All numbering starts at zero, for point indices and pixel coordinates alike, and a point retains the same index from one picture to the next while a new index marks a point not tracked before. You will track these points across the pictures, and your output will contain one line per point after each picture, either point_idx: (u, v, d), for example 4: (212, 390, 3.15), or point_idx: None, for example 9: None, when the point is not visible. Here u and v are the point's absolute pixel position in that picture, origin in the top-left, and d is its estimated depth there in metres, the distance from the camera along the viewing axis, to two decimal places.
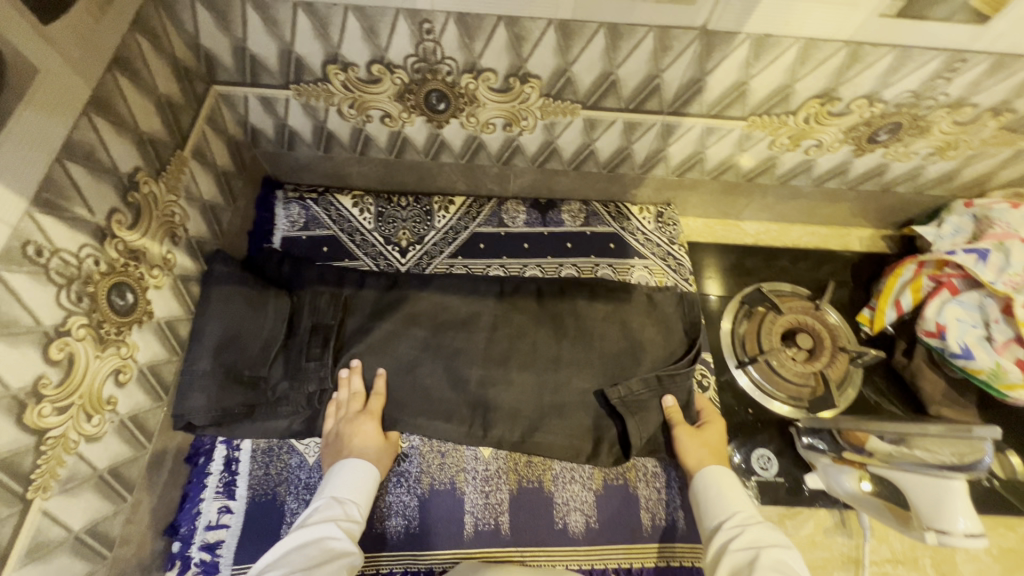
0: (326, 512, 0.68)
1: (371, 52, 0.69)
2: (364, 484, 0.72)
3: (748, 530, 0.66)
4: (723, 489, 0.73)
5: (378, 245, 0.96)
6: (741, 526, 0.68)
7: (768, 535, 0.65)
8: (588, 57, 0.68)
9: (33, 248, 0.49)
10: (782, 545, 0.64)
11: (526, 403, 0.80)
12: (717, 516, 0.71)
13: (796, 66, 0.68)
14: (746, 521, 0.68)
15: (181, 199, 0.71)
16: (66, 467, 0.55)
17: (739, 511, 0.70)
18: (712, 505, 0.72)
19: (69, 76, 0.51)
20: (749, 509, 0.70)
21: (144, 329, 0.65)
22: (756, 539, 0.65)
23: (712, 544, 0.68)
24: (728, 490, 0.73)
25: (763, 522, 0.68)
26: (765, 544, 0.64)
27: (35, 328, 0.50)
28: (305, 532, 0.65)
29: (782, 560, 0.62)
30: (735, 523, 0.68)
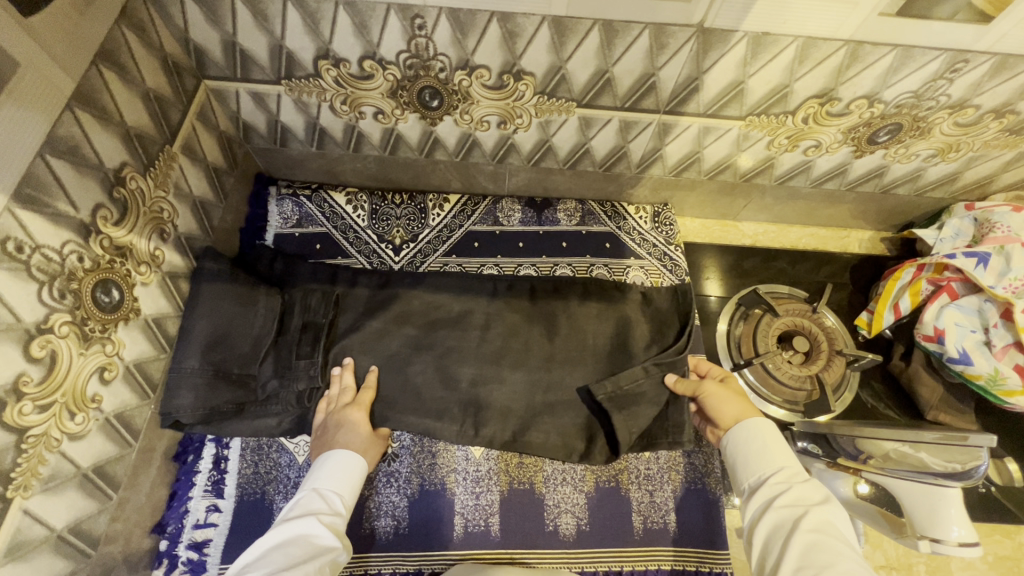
0: (308, 505, 0.67)
1: (363, 48, 0.68)
2: (349, 477, 0.71)
3: (793, 488, 0.62)
4: (767, 442, 0.68)
5: (371, 243, 0.95)
6: (786, 482, 0.63)
7: (815, 493, 0.60)
8: (582, 54, 0.67)
9: (13, 244, 0.48)
10: (831, 503, 0.59)
11: (518, 404, 0.79)
12: (759, 470, 0.66)
13: (795, 65, 0.66)
14: (792, 477, 0.63)
15: (170, 195, 0.71)
16: (48, 465, 0.54)
17: (783, 465, 0.65)
18: (753, 458, 0.67)
19: (51, 70, 0.50)
20: (796, 463, 0.65)
21: (131, 326, 0.65)
22: (801, 497, 0.60)
23: (753, 500, 0.64)
24: (773, 442, 0.68)
25: (810, 479, 0.63)
26: (810, 502, 0.60)
27: (15, 325, 0.49)
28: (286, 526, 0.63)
29: (830, 519, 0.58)
30: (781, 479, 0.63)
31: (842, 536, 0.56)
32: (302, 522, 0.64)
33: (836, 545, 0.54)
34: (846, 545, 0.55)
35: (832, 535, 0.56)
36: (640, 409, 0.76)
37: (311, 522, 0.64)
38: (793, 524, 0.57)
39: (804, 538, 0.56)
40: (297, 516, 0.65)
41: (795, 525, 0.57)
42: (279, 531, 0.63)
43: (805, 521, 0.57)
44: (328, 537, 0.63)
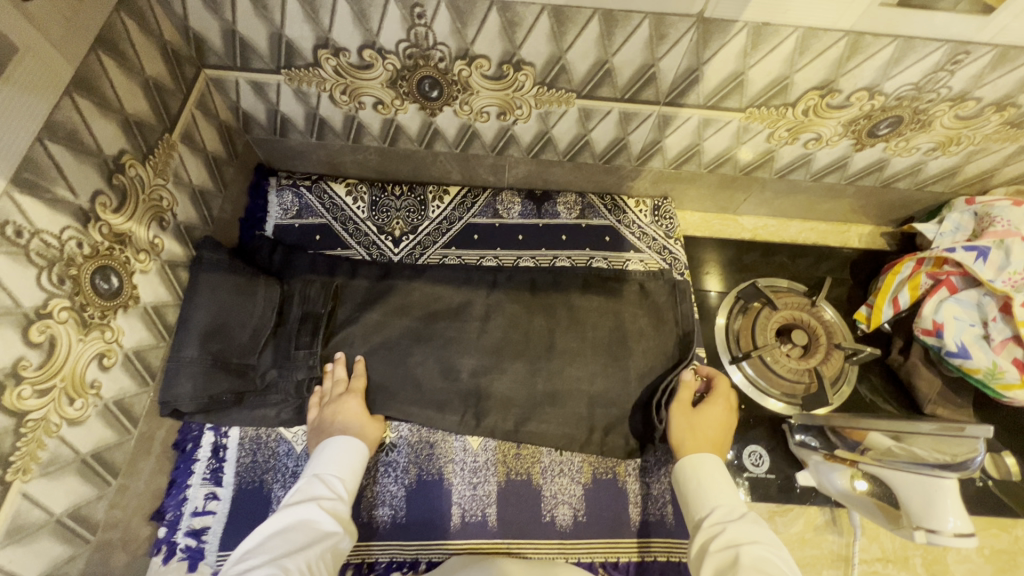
0: (309, 491, 0.67)
1: (363, 37, 0.68)
2: (353, 462, 0.71)
3: (729, 527, 0.62)
4: (705, 480, 0.68)
5: (371, 234, 0.95)
6: (724, 522, 0.63)
7: (750, 532, 0.61)
8: (582, 44, 0.67)
9: (12, 229, 0.49)
10: (766, 542, 0.59)
11: (518, 393, 0.80)
12: (700, 510, 0.66)
13: (795, 56, 0.66)
14: (728, 516, 0.63)
15: (170, 183, 0.71)
16: (47, 450, 0.54)
17: (721, 505, 0.65)
18: (693, 501, 0.67)
19: (49, 55, 0.50)
20: (732, 501, 0.66)
21: (130, 314, 0.65)
22: (736, 537, 0.60)
23: (694, 540, 0.63)
24: (712, 481, 0.68)
25: (744, 516, 0.63)
26: (745, 542, 0.59)
27: (14, 310, 0.49)
28: (286, 513, 0.63)
29: (764, 558, 0.57)
30: (717, 520, 0.63)
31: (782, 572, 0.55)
32: (303, 509, 0.64)
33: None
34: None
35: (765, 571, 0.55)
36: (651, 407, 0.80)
37: (312, 508, 0.64)
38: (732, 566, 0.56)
39: None
40: (297, 503, 0.65)
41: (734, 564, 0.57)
42: (281, 518, 0.63)
43: (743, 560, 0.57)
44: (328, 526, 0.63)
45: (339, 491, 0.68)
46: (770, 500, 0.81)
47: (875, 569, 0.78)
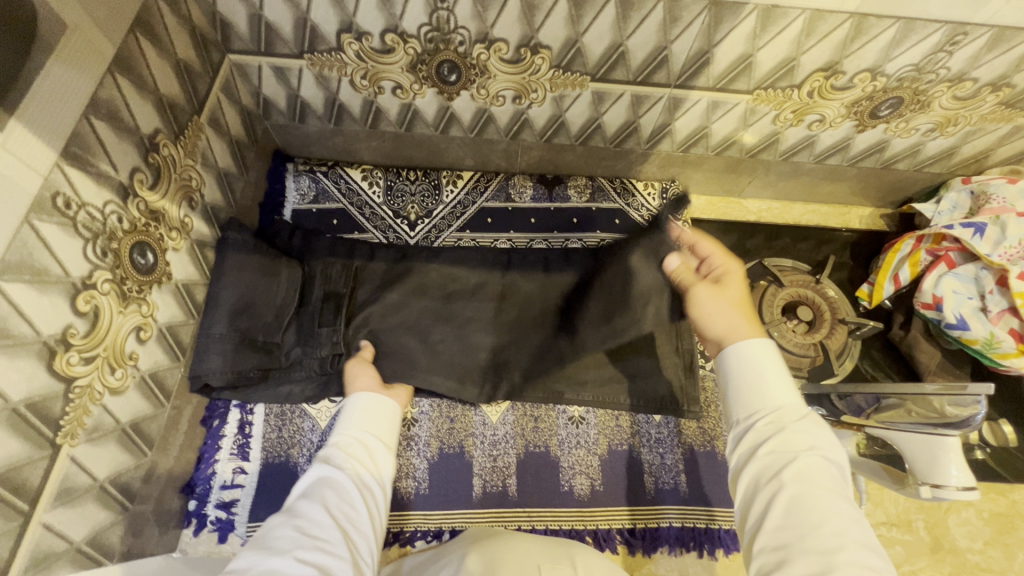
0: (326, 457, 0.64)
1: (386, 21, 0.70)
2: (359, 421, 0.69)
3: (785, 430, 0.51)
4: (759, 373, 0.56)
5: (387, 219, 0.97)
6: (774, 426, 0.52)
7: (806, 438, 0.50)
8: (598, 27, 0.69)
9: (62, 200, 0.50)
10: (819, 447, 0.50)
11: (526, 359, 0.81)
12: (741, 406, 0.55)
13: (802, 38, 0.69)
14: (782, 417, 0.53)
15: (198, 164, 0.73)
16: (92, 417, 0.56)
17: (773, 406, 0.53)
18: (736, 394, 0.56)
19: (94, 33, 0.52)
20: (778, 402, 0.53)
21: (163, 289, 0.67)
22: (784, 446, 0.50)
23: (732, 433, 0.56)
24: (768, 375, 0.55)
25: (797, 423, 0.51)
26: (798, 449, 0.50)
27: (64, 279, 0.51)
28: (305, 478, 0.61)
29: (820, 469, 0.49)
30: (765, 423, 0.53)
31: (833, 487, 0.47)
32: (322, 470, 0.61)
33: (823, 502, 0.46)
34: (836, 494, 0.47)
35: (823, 490, 0.47)
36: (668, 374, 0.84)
37: (331, 466, 0.62)
38: (774, 482, 0.48)
39: (790, 496, 0.47)
40: (315, 468, 0.62)
41: (777, 478, 0.49)
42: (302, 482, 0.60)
43: (786, 474, 0.48)
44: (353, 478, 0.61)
45: (356, 450, 0.65)
46: None
47: (880, 533, 0.81)
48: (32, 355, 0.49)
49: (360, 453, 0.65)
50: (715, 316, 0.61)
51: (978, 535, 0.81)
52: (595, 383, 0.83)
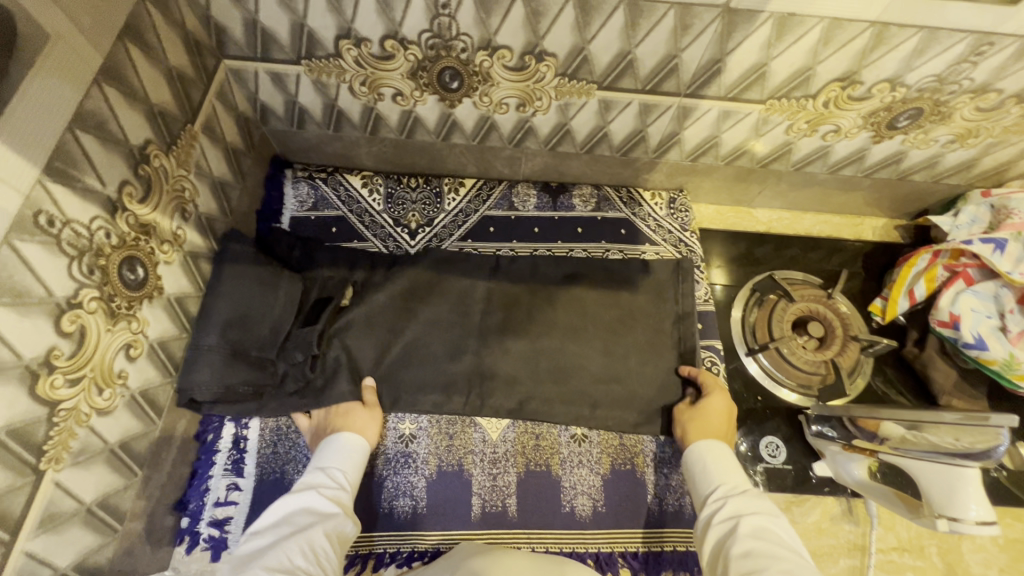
0: (307, 486, 0.66)
1: (385, 27, 0.68)
2: (353, 455, 0.72)
3: (757, 541, 0.56)
4: (708, 457, 0.71)
5: (387, 227, 0.95)
6: (727, 488, 0.66)
7: (758, 506, 0.61)
8: (605, 34, 0.67)
9: (44, 218, 0.48)
10: (769, 514, 0.60)
11: (522, 370, 0.82)
12: (712, 482, 0.68)
13: (819, 47, 0.66)
14: (755, 530, 0.58)
15: (191, 174, 0.71)
16: (78, 439, 0.55)
17: (733, 478, 0.67)
18: (719, 519, 0.62)
19: (79, 43, 0.50)
20: (739, 479, 0.67)
21: (154, 304, 0.65)
22: (738, 509, 0.62)
23: (702, 514, 0.65)
24: (717, 458, 0.70)
25: (748, 491, 0.64)
26: (773, 555, 0.54)
27: (47, 299, 0.49)
28: (286, 505, 0.64)
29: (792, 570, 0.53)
30: (721, 492, 0.65)
31: (788, 551, 0.55)
32: (304, 499, 0.64)
33: None
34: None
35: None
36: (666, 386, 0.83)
37: (312, 497, 0.64)
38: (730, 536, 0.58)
39: None
40: (295, 494, 0.65)
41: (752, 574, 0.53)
42: (281, 510, 0.63)
43: (741, 533, 0.58)
44: (333, 509, 0.64)
45: (335, 484, 0.68)
46: (787, 490, 0.82)
47: (892, 559, 0.79)
48: (13, 380, 0.47)
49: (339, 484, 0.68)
50: (679, 427, 0.78)
51: (993, 562, 0.79)
52: (596, 398, 0.82)
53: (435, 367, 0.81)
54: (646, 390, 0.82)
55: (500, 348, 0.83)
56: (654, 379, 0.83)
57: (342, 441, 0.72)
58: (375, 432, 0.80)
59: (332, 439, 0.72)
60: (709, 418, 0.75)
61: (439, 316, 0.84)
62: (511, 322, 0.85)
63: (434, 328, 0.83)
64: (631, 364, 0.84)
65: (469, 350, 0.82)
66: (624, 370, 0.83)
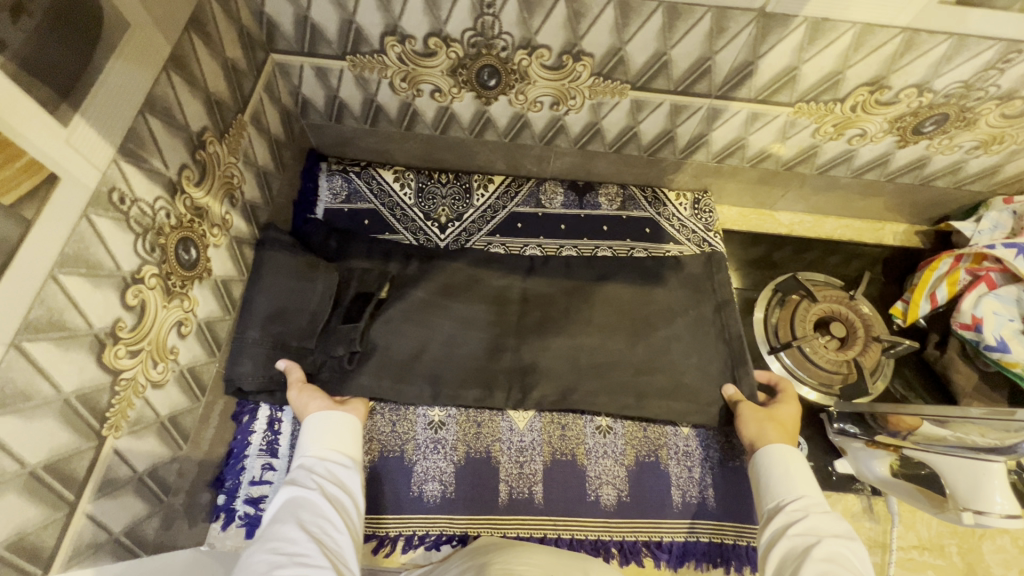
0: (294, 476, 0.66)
1: (431, 25, 0.71)
2: (317, 433, 0.70)
3: (829, 562, 0.57)
4: (790, 471, 0.70)
5: (418, 220, 0.98)
6: (806, 503, 0.66)
7: (843, 529, 0.62)
8: (643, 35, 0.69)
9: (117, 195, 0.51)
10: (849, 541, 0.60)
11: (554, 372, 0.84)
12: (788, 493, 0.68)
13: (850, 51, 0.69)
14: (828, 550, 0.58)
15: (240, 162, 0.73)
16: (135, 409, 0.57)
17: (816, 496, 0.67)
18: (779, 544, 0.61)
19: (152, 31, 0.53)
20: (819, 497, 0.67)
21: (203, 285, 0.67)
22: (817, 527, 0.62)
23: (773, 521, 0.65)
24: (796, 472, 0.70)
25: (829, 512, 0.65)
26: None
27: (116, 273, 0.52)
28: (277, 499, 0.63)
29: None
30: (799, 507, 0.65)
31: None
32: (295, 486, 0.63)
33: None
34: None
35: None
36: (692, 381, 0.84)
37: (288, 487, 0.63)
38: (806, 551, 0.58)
39: None
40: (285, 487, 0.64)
41: None
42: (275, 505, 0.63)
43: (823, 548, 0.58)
44: (328, 489, 0.64)
45: (323, 465, 0.67)
46: None
47: (912, 557, 0.80)
48: (84, 347, 0.49)
49: (327, 464, 0.68)
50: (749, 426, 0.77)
51: (1013, 563, 0.79)
52: (638, 389, 0.83)
53: (467, 357, 0.84)
54: (672, 384, 0.84)
55: (536, 346, 0.85)
56: (679, 374, 0.85)
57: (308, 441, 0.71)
58: (405, 418, 0.82)
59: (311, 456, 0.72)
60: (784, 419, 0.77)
61: (470, 308, 0.87)
62: (547, 317, 0.88)
63: (465, 319, 0.86)
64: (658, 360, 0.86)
65: (503, 350, 0.85)
66: (650, 365, 0.85)
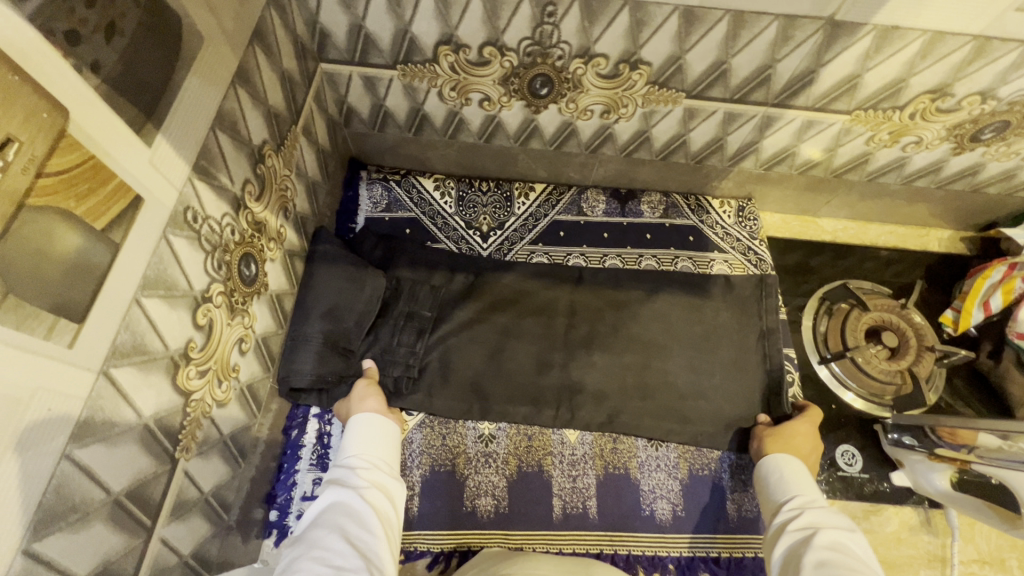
0: (341, 483, 0.61)
1: (488, 34, 0.69)
2: (370, 434, 0.67)
3: (827, 549, 0.56)
4: (786, 474, 0.71)
5: (459, 229, 0.97)
6: (806, 501, 0.66)
7: (842, 520, 0.61)
8: (704, 44, 0.68)
9: (191, 214, 0.50)
10: (848, 529, 0.60)
11: (611, 387, 0.83)
12: (787, 495, 0.68)
13: (917, 59, 0.67)
14: (827, 539, 0.58)
15: (293, 174, 0.72)
16: (202, 430, 0.56)
17: (816, 493, 0.67)
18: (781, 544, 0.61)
19: (223, 44, 0.52)
20: (818, 495, 0.66)
21: (261, 301, 0.66)
22: (815, 520, 0.62)
23: (773, 525, 0.65)
24: (799, 476, 0.70)
25: (824, 505, 0.64)
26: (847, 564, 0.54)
27: (188, 292, 0.51)
28: (321, 500, 0.58)
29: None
30: (796, 505, 0.65)
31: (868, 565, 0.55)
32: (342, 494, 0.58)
33: None
34: None
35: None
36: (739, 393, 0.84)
37: (338, 490, 0.59)
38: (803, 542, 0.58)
39: None
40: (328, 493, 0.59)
41: None
42: (315, 514, 0.57)
43: (822, 539, 0.58)
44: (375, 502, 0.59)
45: (369, 474, 0.63)
46: (865, 498, 0.82)
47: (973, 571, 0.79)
48: (161, 370, 0.48)
49: (373, 475, 0.63)
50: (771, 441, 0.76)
51: None
52: (685, 412, 0.83)
53: (518, 372, 0.83)
54: (721, 399, 0.84)
55: (586, 362, 0.85)
56: (733, 388, 0.84)
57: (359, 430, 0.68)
58: (456, 431, 0.81)
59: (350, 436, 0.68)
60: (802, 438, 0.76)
61: (519, 320, 0.87)
62: (595, 331, 0.87)
63: (514, 332, 0.85)
64: (708, 372, 0.85)
65: (556, 364, 0.84)
66: (700, 376, 0.85)
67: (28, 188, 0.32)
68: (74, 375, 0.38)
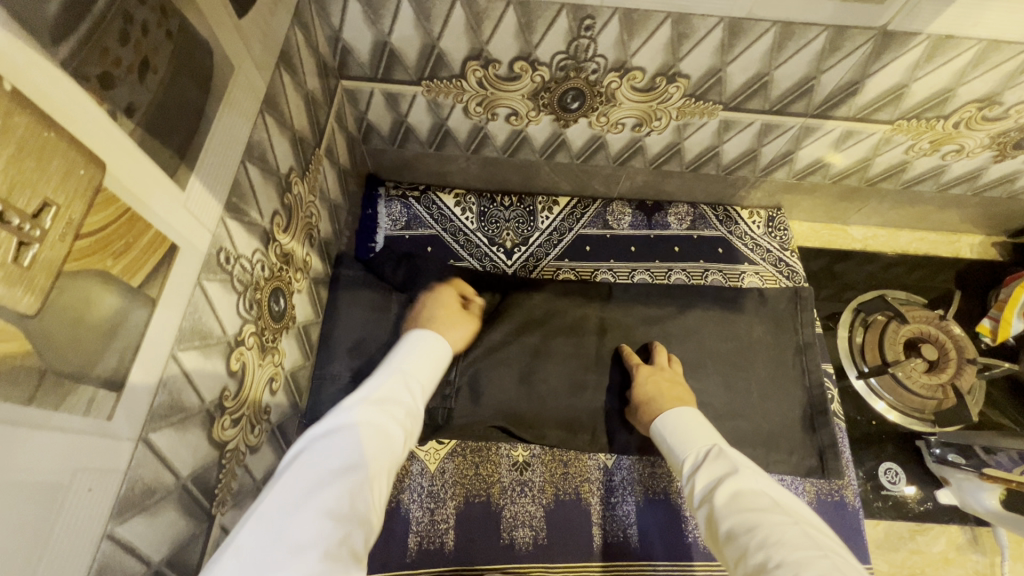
0: (364, 401, 0.57)
1: (520, 48, 0.66)
2: (418, 361, 0.65)
3: (735, 507, 0.53)
4: (674, 434, 0.67)
5: (482, 246, 0.93)
6: (696, 456, 0.63)
7: (727, 463, 0.59)
8: (748, 56, 0.65)
9: (224, 255, 0.46)
10: (738, 471, 0.58)
11: None
12: (679, 455, 0.65)
13: (968, 68, 0.65)
14: (734, 493, 0.55)
15: (317, 199, 0.69)
16: (237, 480, 0.53)
17: (697, 441, 0.65)
18: (700, 514, 0.57)
19: (251, 71, 0.48)
20: (700, 440, 0.64)
21: (290, 335, 0.63)
22: (710, 477, 0.59)
23: (683, 494, 0.61)
24: (681, 430, 0.67)
25: (714, 451, 0.62)
26: (763, 518, 0.51)
27: (222, 338, 0.48)
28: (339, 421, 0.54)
29: (779, 527, 0.49)
30: (690, 465, 0.62)
31: (773, 503, 0.53)
32: (368, 425, 0.54)
33: (788, 547, 0.46)
34: (793, 539, 0.48)
35: (783, 537, 0.48)
36: (779, 413, 0.82)
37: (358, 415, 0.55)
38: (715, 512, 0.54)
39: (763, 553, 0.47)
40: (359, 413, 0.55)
41: (744, 552, 0.49)
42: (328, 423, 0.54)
43: (728, 501, 0.55)
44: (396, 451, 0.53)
45: (396, 397, 0.59)
46: (911, 518, 0.81)
47: None
48: (197, 426, 0.45)
49: (402, 400, 0.60)
50: (644, 418, 0.73)
51: None
52: (724, 434, 0.80)
53: (552, 396, 0.81)
54: (761, 419, 0.81)
55: (621, 383, 0.82)
56: (772, 407, 0.82)
57: (416, 346, 0.67)
58: (489, 459, 0.79)
59: (405, 343, 0.68)
60: (645, 397, 0.73)
61: (550, 341, 0.84)
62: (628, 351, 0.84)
63: (546, 354, 0.83)
64: (745, 392, 0.83)
65: (590, 387, 0.82)
66: (738, 396, 0.82)
67: (66, 255, 0.29)
68: (113, 449, 0.35)
